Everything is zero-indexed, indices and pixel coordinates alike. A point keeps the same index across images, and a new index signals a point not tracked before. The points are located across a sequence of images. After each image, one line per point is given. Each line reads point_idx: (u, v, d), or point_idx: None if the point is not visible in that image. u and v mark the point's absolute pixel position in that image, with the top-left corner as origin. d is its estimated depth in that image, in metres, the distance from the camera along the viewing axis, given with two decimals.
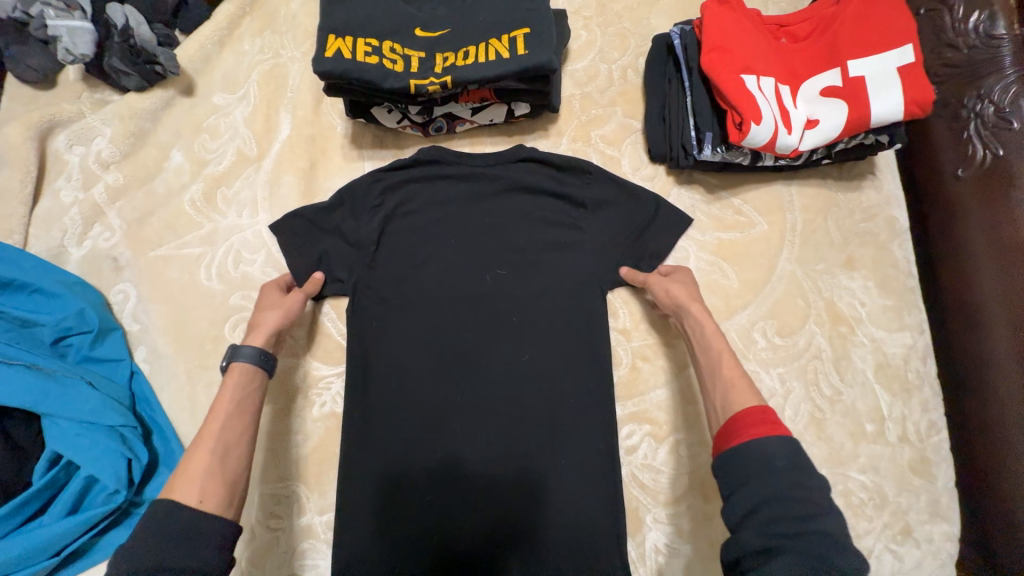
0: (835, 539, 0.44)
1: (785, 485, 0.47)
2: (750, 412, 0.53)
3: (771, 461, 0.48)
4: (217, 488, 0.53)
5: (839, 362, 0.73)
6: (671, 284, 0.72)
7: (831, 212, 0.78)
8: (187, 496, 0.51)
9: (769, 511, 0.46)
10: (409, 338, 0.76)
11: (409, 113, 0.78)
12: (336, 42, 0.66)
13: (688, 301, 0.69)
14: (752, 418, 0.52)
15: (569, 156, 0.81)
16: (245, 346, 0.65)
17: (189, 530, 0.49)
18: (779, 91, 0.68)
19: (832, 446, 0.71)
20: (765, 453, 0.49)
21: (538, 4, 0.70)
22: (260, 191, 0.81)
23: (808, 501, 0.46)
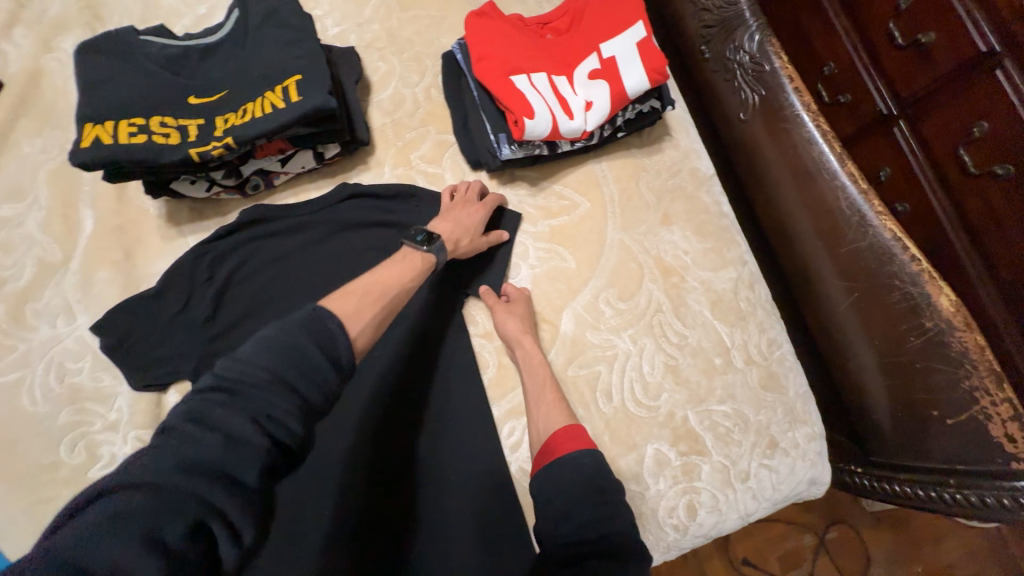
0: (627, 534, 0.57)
1: (598, 492, 0.59)
2: (566, 431, 0.65)
3: (581, 471, 0.61)
4: (365, 338, 0.55)
5: (678, 310, 0.79)
6: (510, 315, 0.76)
7: (641, 176, 0.85)
8: (350, 329, 0.54)
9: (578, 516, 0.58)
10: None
11: (216, 179, 0.77)
12: (94, 129, 0.64)
13: (521, 340, 0.74)
14: (566, 436, 0.65)
15: (392, 183, 0.82)
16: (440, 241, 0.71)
17: (325, 344, 0.48)
18: (550, 83, 0.73)
19: (691, 387, 0.77)
20: (580, 466, 0.61)
21: (308, 50, 0.72)
22: (73, 295, 0.76)
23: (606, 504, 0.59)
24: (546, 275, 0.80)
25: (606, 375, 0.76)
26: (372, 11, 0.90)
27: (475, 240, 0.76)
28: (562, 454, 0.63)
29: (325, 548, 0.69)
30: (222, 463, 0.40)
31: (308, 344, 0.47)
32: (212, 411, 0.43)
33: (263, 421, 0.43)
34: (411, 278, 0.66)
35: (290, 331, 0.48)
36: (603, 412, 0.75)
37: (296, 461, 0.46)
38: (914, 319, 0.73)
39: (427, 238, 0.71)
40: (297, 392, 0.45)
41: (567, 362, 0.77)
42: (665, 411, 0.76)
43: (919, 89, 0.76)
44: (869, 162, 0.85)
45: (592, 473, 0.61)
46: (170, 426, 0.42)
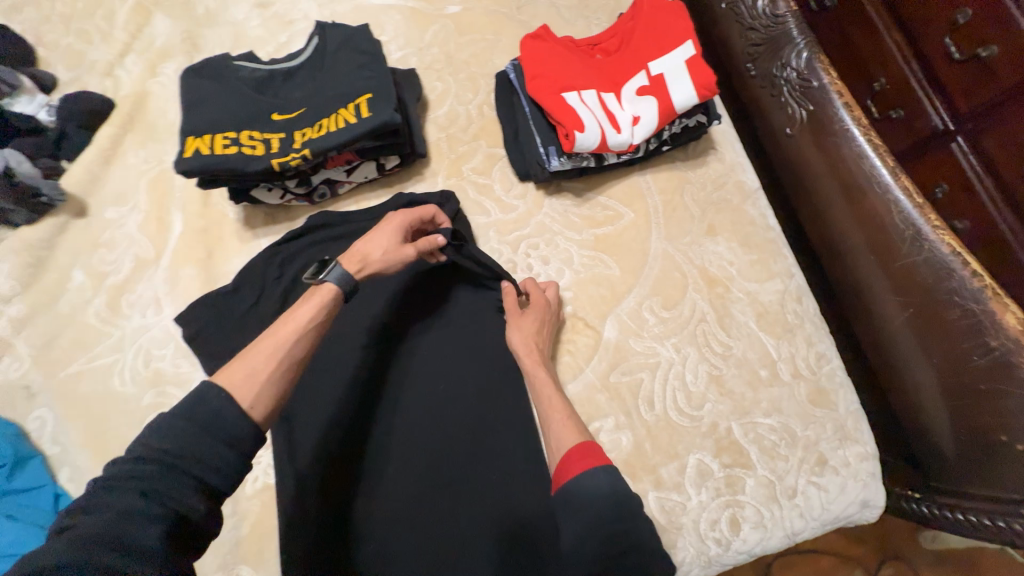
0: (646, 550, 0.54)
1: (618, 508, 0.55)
2: (578, 448, 0.61)
3: (597, 489, 0.56)
4: (266, 399, 0.56)
5: (722, 320, 0.80)
6: (521, 327, 0.76)
7: (686, 188, 0.86)
8: (243, 393, 0.55)
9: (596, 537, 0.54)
10: (322, 397, 0.76)
11: (289, 187, 0.85)
12: (195, 142, 0.72)
13: (536, 351, 0.74)
14: (579, 453, 0.60)
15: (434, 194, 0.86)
16: (333, 270, 0.66)
17: (214, 423, 0.51)
18: (600, 99, 0.77)
19: (735, 398, 0.76)
20: (594, 484, 0.56)
21: (377, 72, 0.79)
22: (161, 288, 0.84)
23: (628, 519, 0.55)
24: (589, 281, 0.83)
25: (649, 383, 0.77)
26: (432, 36, 0.98)
27: (394, 252, 0.72)
28: (574, 472, 0.59)
29: (372, 538, 0.71)
30: (118, 542, 0.43)
31: (194, 427, 0.51)
32: (105, 500, 0.46)
33: (160, 499, 0.47)
34: (314, 315, 0.63)
35: (175, 417, 0.51)
36: (645, 419, 0.76)
37: (198, 531, 0.49)
38: (976, 337, 0.71)
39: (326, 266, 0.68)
40: (189, 473, 0.49)
41: (609, 368, 0.79)
42: (708, 421, 0.76)
43: (983, 102, 0.74)
44: (925, 177, 0.83)
45: (608, 491, 0.56)
46: (69, 519, 0.46)
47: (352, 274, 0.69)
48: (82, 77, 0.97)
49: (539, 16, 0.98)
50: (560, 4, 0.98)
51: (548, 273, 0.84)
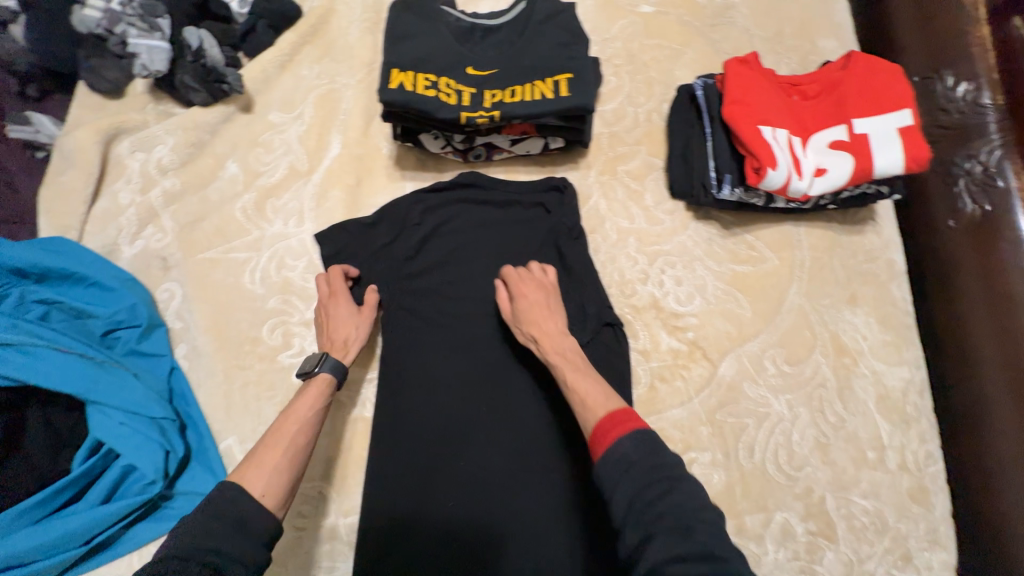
0: (694, 509, 0.49)
1: (654, 468, 0.52)
2: (608, 417, 0.58)
3: (626, 458, 0.53)
4: (276, 486, 0.56)
5: (842, 391, 0.78)
6: (525, 301, 0.74)
7: (836, 251, 0.85)
8: (251, 484, 0.55)
9: (638, 506, 0.50)
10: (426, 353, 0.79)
11: (453, 141, 0.85)
12: (399, 75, 0.73)
13: (548, 332, 0.72)
14: (611, 421, 0.57)
15: (569, 201, 0.86)
16: (323, 363, 0.69)
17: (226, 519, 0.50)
18: (790, 142, 0.76)
19: (836, 470, 0.76)
20: (624, 452, 0.54)
21: (579, 53, 0.79)
22: (308, 203, 0.86)
23: (667, 480, 0.51)
24: (718, 314, 0.83)
25: (753, 431, 0.77)
26: (619, 30, 0.97)
27: (364, 322, 0.76)
28: (612, 440, 0.56)
29: (454, 495, 0.72)
30: None
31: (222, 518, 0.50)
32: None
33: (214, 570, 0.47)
34: (309, 407, 0.65)
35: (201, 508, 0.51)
36: (742, 464, 0.76)
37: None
38: None
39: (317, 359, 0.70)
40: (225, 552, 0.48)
41: (717, 405, 0.78)
42: (804, 484, 0.75)
43: None
44: None
45: (638, 458, 0.53)
46: None
47: (342, 360, 0.72)
48: None
49: (730, 39, 0.96)
50: (755, 32, 0.96)
51: (678, 294, 0.84)
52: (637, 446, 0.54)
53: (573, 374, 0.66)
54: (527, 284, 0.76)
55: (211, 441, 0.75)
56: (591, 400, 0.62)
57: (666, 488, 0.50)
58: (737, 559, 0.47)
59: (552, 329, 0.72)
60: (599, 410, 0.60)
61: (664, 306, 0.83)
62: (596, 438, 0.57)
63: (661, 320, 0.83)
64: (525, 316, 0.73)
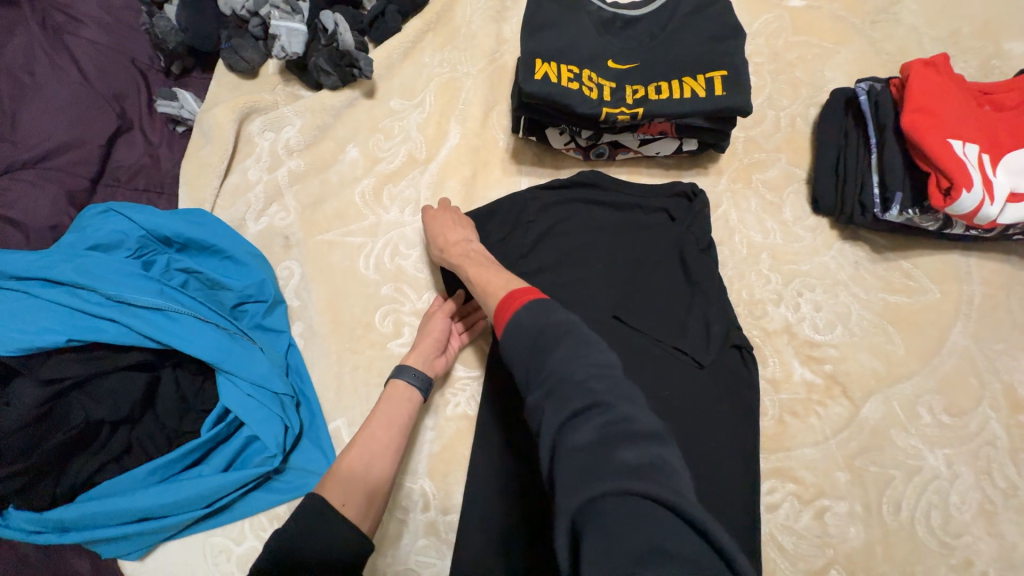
0: (584, 361, 0.47)
1: (547, 330, 0.51)
2: (508, 299, 0.59)
3: (519, 326, 0.54)
4: (355, 494, 0.57)
5: (1016, 454, 0.68)
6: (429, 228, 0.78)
7: (1015, 290, 0.73)
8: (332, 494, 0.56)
9: (532, 370, 0.49)
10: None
11: (579, 137, 0.81)
12: (543, 66, 0.70)
13: (455, 242, 0.75)
14: (511, 301, 0.58)
15: (698, 209, 0.79)
16: (401, 372, 0.70)
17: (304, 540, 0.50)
18: (984, 159, 0.65)
19: (1004, 544, 0.65)
20: (520, 321, 0.54)
21: (735, 49, 0.72)
22: (424, 192, 0.86)
23: (553, 339, 0.50)
24: (863, 348, 0.74)
25: (900, 485, 0.68)
26: (763, 25, 0.88)
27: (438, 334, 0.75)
28: (513, 314, 0.56)
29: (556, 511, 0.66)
30: None
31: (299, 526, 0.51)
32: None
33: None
34: (381, 412, 0.66)
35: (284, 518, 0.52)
36: (886, 521, 0.67)
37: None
38: None
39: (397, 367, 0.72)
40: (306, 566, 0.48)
41: (858, 451, 0.70)
42: (962, 554, 0.65)
43: None
44: None
45: (535, 324, 0.53)
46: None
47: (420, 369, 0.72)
48: None
49: (895, 39, 0.85)
50: (926, 32, 0.85)
51: (815, 321, 0.76)
52: (531, 314, 0.54)
53: (473, 269, 0.69)
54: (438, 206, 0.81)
55: (322, 421, 0.75)
56: (490, 291, 0.64)
57: (553, 345, 0.50)
58: (629, 406, 0.44)
59: (459, 239, 0.75)
60: (500, 297, 0.62)
61: (798, 332, 0.75)
62: (500, 320, 0.58)
63: (794, 347, 0.75)
64: (435, 235, 0.77)
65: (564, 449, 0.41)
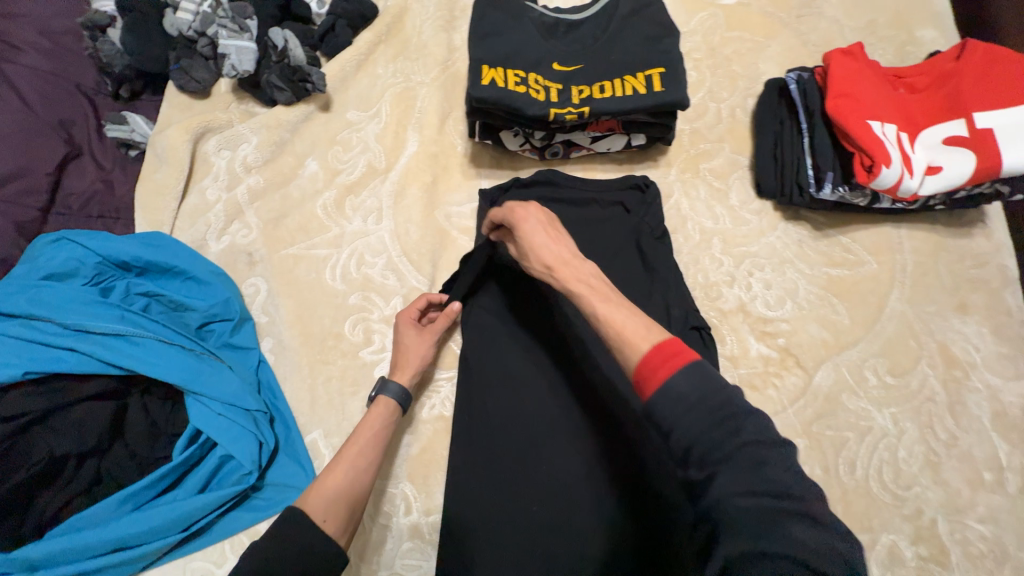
0: (758, 443, 0.42)
1: (716, 403, 0.43)
2: (658, 349, 0.47)
3: (684, 397, 0.44)
4: (337, 509, 0.58)
5: (953, 406, 0.73)
6: (533, 242, 0.62)
7: (942, 256, 0.79)
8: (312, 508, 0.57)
9: (700, 448, 0.42)
10: (506, 368, 0.75)
11: (532, 138, 0.84)
12: (490, 72, 0.73)
13: (564, 258, 0.60)
14: (661, 355, 0.46)
15: (651, 200, 0.83)
16: (387, 390, 0.69)
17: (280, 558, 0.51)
18: (901, 138, 0.71)
19: (949, 491, 0.70)
20: (681, 390, 0.44)
21: (671, 47, 0.76)
22: (386, 200, 0.87)
23: (729, 416, 0.43)
24: (812, 320, 0.78)
25: (854, 445, 0.72)
26: (699, 23, 0.93)
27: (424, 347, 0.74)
28: (665, 376, 0.45)
29: (540, 500, 0.68)
30: None
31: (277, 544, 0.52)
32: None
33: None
34: (370, 429, 0.65)
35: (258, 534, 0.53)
36: (843, 481, 0.71)
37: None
38: None
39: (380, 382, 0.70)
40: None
41: (814, 417, 0.74)
42: (913, 505, 0.70)
43: None
44: None
45: (698, 394, 0.44)
46: None
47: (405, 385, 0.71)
48: None
49: (819, 30, 0.91)
50: (846, 23, 0.92)
51: (767, 298, 0.80)
52: (692, 384, 0.45)
53: (603, 303, 0.54)
54: (526, 209, 0.66)
55: (298, 435, 0.75)
56: (629, 333, 0.49)
57: (727, 422, 0.43)
58: (805, 491, 0.42)
59: (567, 257, 0.60)
60: (641, 343, 0.48)
61: (752, 310, 0.80)
62: (645, 372, 0.47)
63: (750, 325, 0.79)
64: (532, 249, 0.62)
65: (735, 520, 0.40)
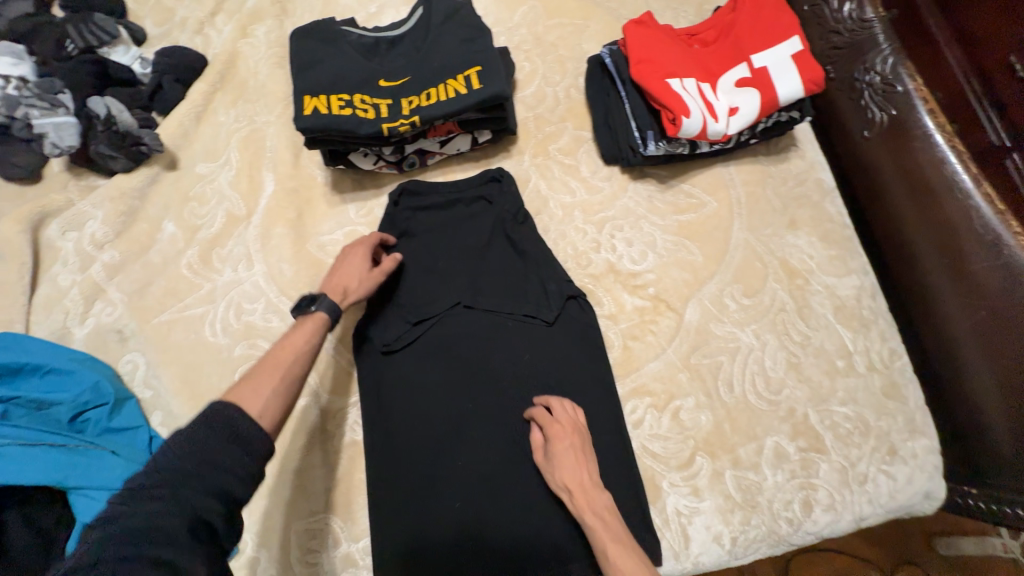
0: None
1: None
2: None
3: None
4: (273, 409, 0.56)
5: (802, 311, 0.82)
6: (554, 467, 0.69)
7: (768, 182, 0.89)
8: (250, 404, 0.55)
9: None
10: (413, 400, 0.78)
11: (384, 154, 0.86)
12: (313, 101, 0.75)
13: (585, 484, 0.67)
14: None
15: (509, 188, 0.88)
16: (324, 299, 0.67)
17: (221, 461, 0.49)
18: (700, 88, 0.79)
19: (813, 385, 0.79)
20: None
21: (485, 45, 0.80)
22: (253, 244, 0.86)
23: None
24: (673, 265, 0.85)
25: (728, 366, 0.80)
26: (521, 17, 0.99)
27: (366, 278, 0.74)
28: None
29: (463, 495, 0.74)
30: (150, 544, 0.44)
31: (218, 439, 0.50)
32: (102, 536, 0.44)
33: (180, 539, 0.45)
34: (306, 340, 0.63)
35: (192, 434, 0.50)
36: (725, 400, 0.79)
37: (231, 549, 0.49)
38: None
39: (314, 297, 0.68)
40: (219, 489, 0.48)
41: (690, 350, 0.81)
42: (785, 406, 0.78)
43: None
44: None
45: None
46: (108, 515, 0.45)
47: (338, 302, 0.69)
48: (172, 33, 0.99)
49: (628, 5, 1.00)
50: None
51: (631, 255, 0.86)
52: None
53: (616, 548, 0.61)
54: (561, 427, 0.71)
55: None
56: None
57: None
58: None
59: (590, 483, 0.67)
60: None
61: (621, 268, 0.86)
62: None
63: (621, 283, 0.85)
64: (561, 466, 0.68)
65: None
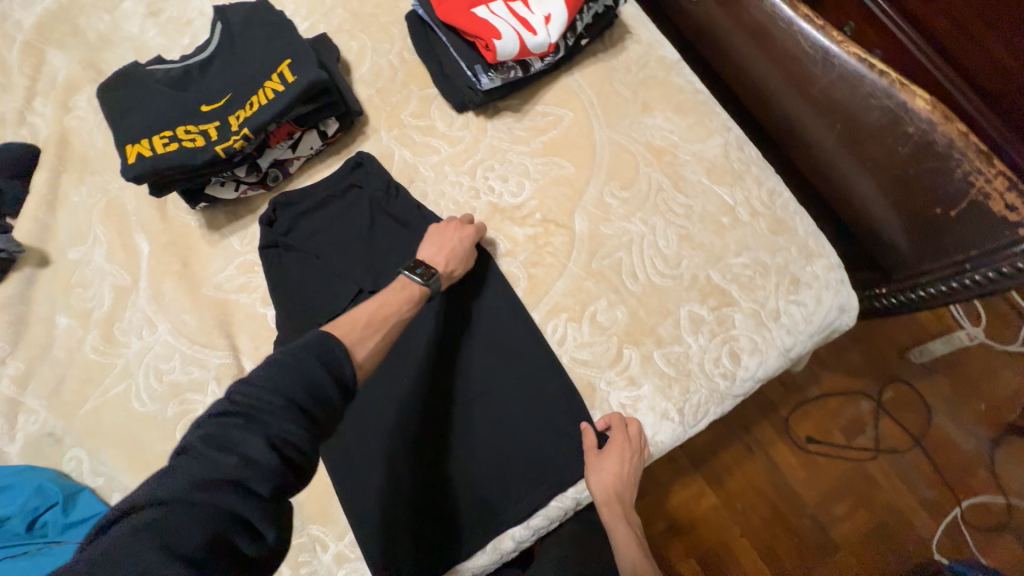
0: None
1: None
2: None
3: None
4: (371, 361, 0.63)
5: (678, 184, 0.85)
6: (601, 471, 0.73)
7: (612, 76, 0.91)
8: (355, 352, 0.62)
9: None
10: None
11: (240, 177, 0.86)
12: (135, 147, 0.74)
13: (619, 492, 0.74)
14: None
15: (376, 167, 0.88)
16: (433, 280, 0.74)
17: (315, 382, 0.53)
18: (509, 6, 0.81)
19: (706, 248, 0.83)
20: None
21: (292, 37, 0.80)
22: (150, 307, 0.86)
23: None
24: (552, 185, 0.87)
25: (627, 259, 0.83)
26: None
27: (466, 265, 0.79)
28: None
29: (422, 466, 0.75)
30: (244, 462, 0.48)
31: (316, 364, 0.54)
32: (210, 439, 0.49)
33: (256, 458, 0.48)
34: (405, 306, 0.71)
35: (295, 357, 0.54)
36: (633, 290, 0.82)
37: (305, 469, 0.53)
38: (909, 141, 0.73)
39: (425, 272, 0.74)
40: (305, 411, 0.52)
41: (590, 256, 0.84)
42: (688, 275, 0.82)
43: None
44: None
45: None
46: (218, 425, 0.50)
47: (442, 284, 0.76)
48: None
49: None
50: None
51: (509, 189, 0.88)
52: None
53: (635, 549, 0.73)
54: (616, 447, 0.74)
55: None
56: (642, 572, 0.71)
57: None
58: None
59: (625, 489, 0.74)
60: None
61: (504, 206, 0.88)
62: None
63: (508, 219, 0.87)
64: (609, 473, 0.73)
65: None
